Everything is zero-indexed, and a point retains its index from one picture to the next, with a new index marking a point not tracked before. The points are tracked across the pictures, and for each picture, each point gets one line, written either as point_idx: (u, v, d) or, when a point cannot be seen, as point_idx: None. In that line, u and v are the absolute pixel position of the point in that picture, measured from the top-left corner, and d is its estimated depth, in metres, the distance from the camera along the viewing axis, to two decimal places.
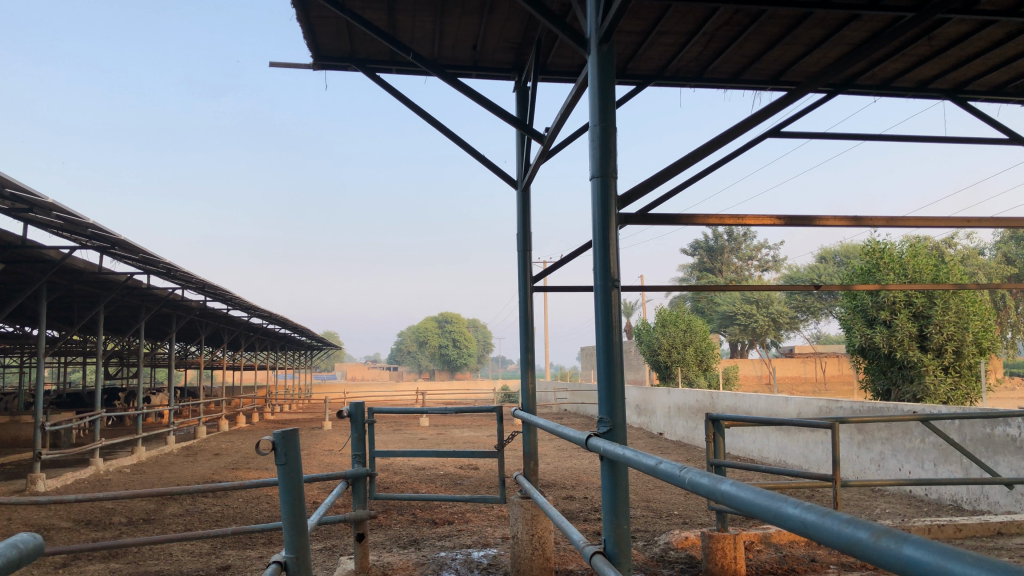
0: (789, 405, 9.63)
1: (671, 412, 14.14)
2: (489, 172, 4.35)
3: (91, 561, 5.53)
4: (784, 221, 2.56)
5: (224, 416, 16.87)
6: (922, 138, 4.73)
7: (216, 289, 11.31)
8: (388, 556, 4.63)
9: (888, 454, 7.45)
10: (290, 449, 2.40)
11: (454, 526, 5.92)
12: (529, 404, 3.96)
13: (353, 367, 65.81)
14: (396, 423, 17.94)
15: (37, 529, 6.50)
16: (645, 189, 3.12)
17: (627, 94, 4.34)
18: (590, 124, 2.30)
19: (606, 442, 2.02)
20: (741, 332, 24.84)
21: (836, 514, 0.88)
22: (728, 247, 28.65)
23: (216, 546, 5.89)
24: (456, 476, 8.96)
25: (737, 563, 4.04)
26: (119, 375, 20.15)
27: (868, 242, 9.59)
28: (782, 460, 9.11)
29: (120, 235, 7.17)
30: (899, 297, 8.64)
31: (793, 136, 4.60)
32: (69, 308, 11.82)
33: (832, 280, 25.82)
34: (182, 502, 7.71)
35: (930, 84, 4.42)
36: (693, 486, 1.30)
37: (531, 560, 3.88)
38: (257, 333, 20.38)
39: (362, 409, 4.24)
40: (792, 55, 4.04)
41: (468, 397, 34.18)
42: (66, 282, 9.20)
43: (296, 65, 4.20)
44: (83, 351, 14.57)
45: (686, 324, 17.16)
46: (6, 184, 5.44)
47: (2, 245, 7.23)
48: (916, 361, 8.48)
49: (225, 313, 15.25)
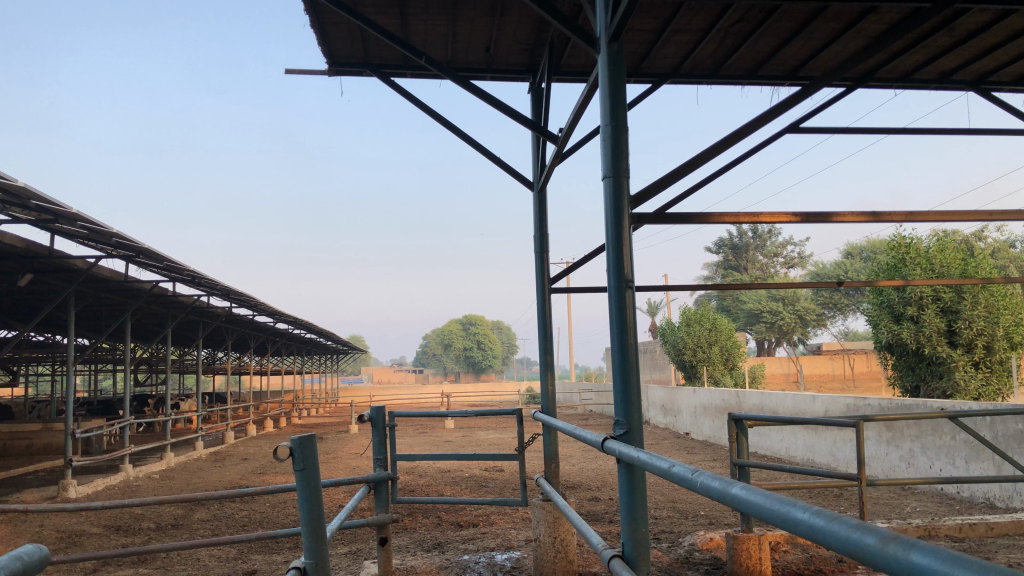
0: (815, 403, 9.53)
1: (697, 411, 14.04)
2: (505, 174, 4.34)
3: (121, 567, 5.59)
4: (800, 218, 2.53)
5: (251, 421, 17.01)
6: (944, 130, 4.65)
7: (240, 295, 11.42)
8: (412, 560, 4.63)
9: (919, 452, 7.34)
10: (308, 455, 2.40)
11: (479, 529, 5.92)
12: (549, 406, 3.94)
13: (379, 371, 66.09)
14: (421, 426, 17.98)
15: (68, 535, 6.59)
16: (661, 188, 3.10)
17: (642, 93, 4.31)
18: (602, 124, 2.29)
19: (621, 445, 2.00)
20: (767, 330, 24.63)
21: (845, 519, 0.85)
22: (753, 244, 28.40)
23: (243, 550, 5.94)
24: (480, 478, 8.96)
25: (764, 564, 3.99)
26: (149, 382, 20.41)
27: (894, 237, 9.48)
28: (810, 459, 9.01)
29: (144, 244, 7.26)
30: (926, 292, 8.52)
31: (813, 132, 4.55)
32: (97, 317, 11.99)
33: (859, 276, 25.51)
34: (210, 507, 7.78)
35: (952, 75, 4.35)
36: (704, 490, 1.27)
37: (554, 562, 3.86)
38: (283, 338, 20.56)
39: (383, 413, 4.25)
40: (809, 49, 4.00)
41: (493, 399, 34.18)
42: (94, 290, 9.33)
43: (312, 71, 4.23)
44: (112, 359, 14.77)
45: (710, 323, 17.04)
46: (32, 196, 5.53)
47: (30, 256, 7.35)
48: (945, 357, 8.34)
49: (250, 319, 15.39)
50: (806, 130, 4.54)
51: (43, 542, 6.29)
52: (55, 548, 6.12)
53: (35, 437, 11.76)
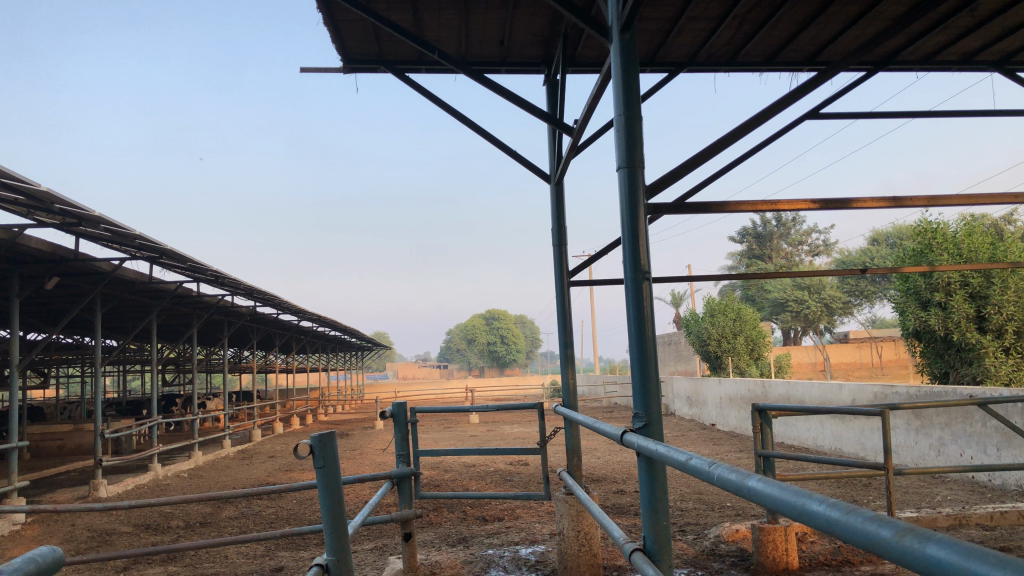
0: (842, 391, 9.43)
1: (722, 402, 13.96)
2: (521, 168, 4.32)
3: (151, 565, 5.66)
4: (819, 205, 2.49)
5: (277, 419, 17.14)
6: (968, 112, 4.57)
7: (264, 294, 11.49)
8: (437, 555, 4.64)
9: (948, 439, 7.25)
10: (328, 452, 2.40)
11: (504, 524, 5.92)
12: (570, 399, 3.93)
13: (404, 367, 66.37)
14: (446, 421, 18.02)
15: (99, 534, 6.68)
16: (678, 177, 3.06)
17: (659, 82, 4.27)
18: (615, 115, 2.26)
19: (640, 438, 1.98)
20: (793, 319, 24.42)
21: (860, 510, 0.83)
22: (777, 233, 28.12)
23: (270, 547, 5.98)
24: (505, 472, 8.96)
25: (790, 555, 3.96)
26: (177, 382, 20.64)
27: (920, 222, 9.35)
28: (838, 448, 8.91)
29: (167, 245, 7.33)
30: (954, 278, 8.40)
31: (834, 117, 4.48)
32: (124, 318, 12.14)
33: (885, 263, 25.18)
34: (238, 505, 7.85)
35: (976, 56, 4.26)
36: (721, 482, 1.25)
37: (578, 557, 3.85)
38: (307, 336, 20.70)
39: (405, 409, 4.25)
40: (828, 33, 3.94)
41: (518, 393, 34.16)
42: (119, 292, 9.45)
43: (327, 69, 4.23)
44: (139, 359, 14.94)
45: (735, 313, 16.91)
46: (55, 200, 5.59)
47: (56, 259, 7.45)
48: (975, 343, 8.21)
49: (274, 318, 15.51)
50: (827, 116, 4.47)
51: (75, 541, 6.38)
52: (87, 547, 6.21)
53: (66, 438, 11.94)
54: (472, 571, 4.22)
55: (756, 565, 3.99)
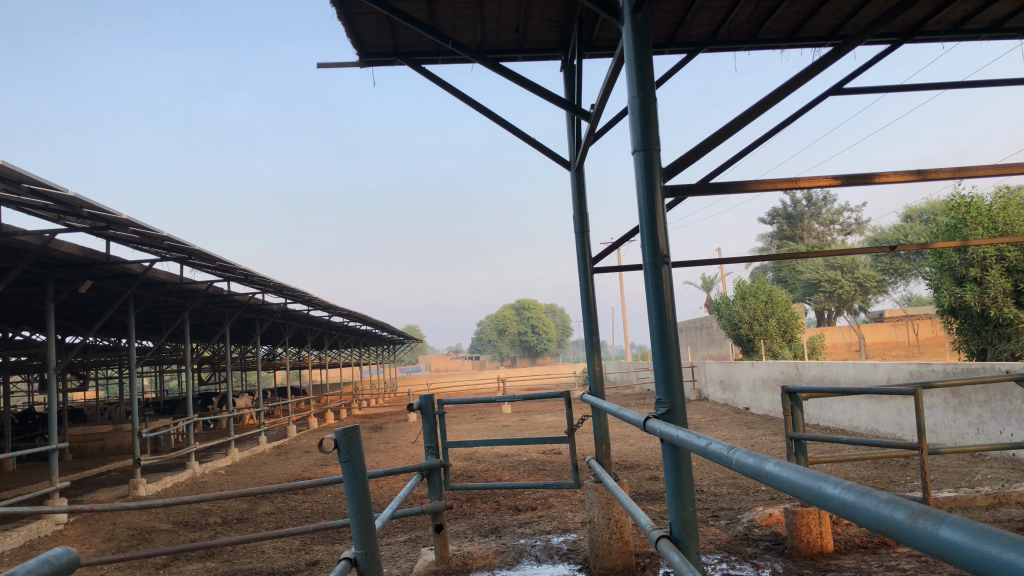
0: (878, 371, 9.29)
1: (756, 386, 13.83)
2: (541, 155, 4.29)
3: (189, 561, 5.74)
4: (842, 181, 2.44)
5: (312, 413, 17.31)
6: (997, 81, 4.46)
7: (293, 291, 11.58)
8: (469, 545, 4.65)
9: (988, 417, 7.12)
10: (353, 447, 2.41)
11: (536, 513, 5.92)
12: (597, 386, 3.90)
13: (435, 359, 66.74)
14: (479, 412, 18.07)
15: (139, 532, 6.80)
16: (697, 158, 3.01)
17: (679, 63, 4.20)
18: (630, 98, 2.23)
19: (663, 424, 1.95)
20: (826, 300, 24.12)
21: (876, 494, 0.81)
22: (808, 213, 27.71)
23: (306, 541, 6.04)
24: (538, 462, 8.96)
25: (825, 539, 3.91)
26: (213, 380, 20.92)
27: (953, 197, 9.17)
28: (874, 428, 8.79)
29: (195, 245, 7.40)
30: (989, 252, 8.23)
31: (859, 92, 4.39)
32: (158, 319, 12.31)
33: (919, 239, 24.70)
34: (274, 500, 7.94)
35: (1004, 23, 4.14)
36: (740, 467, 1.22)
37: (609, 544, 3.83)
38: (339, 331, 20.86)
39: (432, 401, 4.25)
40: (849, 6, 3.85)
41: (550, 382, 34.15)
42: (152, 293, 9.58)
43: (344, 64, 4.23)
44: (174, 359, 15.15)
45: (766, 295, 16.73)
46: (83, 204, 5.67)
47: (88, 263, 7.58)
48: (1013, 318, 8.03)
49: (305, 314, 15.63)
50: (852, 91, 4.38)
51: (116, 539, 6.49)
52: (128, 544, 6.32)
53: (106, 438, 12.17)
54: (504, 562, 4.22)
55: (791, 549, 3.94)
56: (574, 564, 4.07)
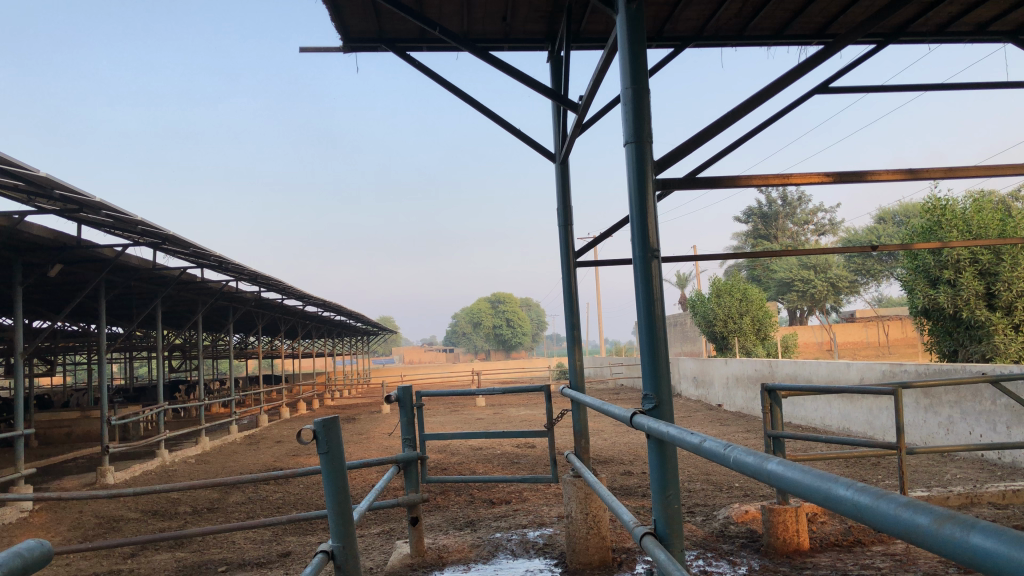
0: (851, 370, 9.37)
1: (729, 382, 13.91)
2: (526, 146, 4.24)
3: (157, 551, 5.64)
4: (834, 178, 2.42)
5: (284, 403, 17.17)
6: (980, 84, 4.48)
7: (268, 279, 11.44)
8: (444, 538, 4.61)
9: (958, 418, 7.20)
10: (332, 438, 2.36)
11: (511, 506, 5.89)
12: (577, 380, 3.87)
13: (409, 350, 66.62)
14: (452, 405, 18.02)
15: (107, 520, 6.68)
16: (687, 153, 2.99)
17: (666, 58, 4.18)
18: (623, 89, 2.19)
19: (650, 420, 1.93)
20: (799, 299, 24.30)
21: (893, 496, 0.78)
22: (783, 212, 27.94)
23: (278, 533, 5.97)
24: (513, 455, 8.94)
25: (801, 537, 3.92)
26: (183, 368, 20.63)
27: (929, 199, 9.25)
28: (846, 427, 8.87)
29: (169, 230, 7.27)
30: (964, 255, 8.31)
31: (844, 91, 4.40)
32: (129, 305, 12.12)
33: (891, 241, 25.00)
34: (245, 490, 7.84)
35: (988, 27, 4.17)
36: (738, 466, 1.20)
37: (587, 539, 3.81)
38: (313, 320, 20.72)
39: (410, 392, 4.20)
40: (837, 5, 3.85)
41: (524, 375, 34.16)
42: (124, 278, 9.40)
43: (327, 49, 4.15)
44: (144, 345, 14.92)
45: (741, 293, 16.80)
46: (54, 185, 5.54)
47: (58, 246, 7.41)
48: (984, 320, 8.14)
49: (279, 303, 15.48)
50: (837, 90, 4.39)
51: (83, 528, 6.39)
52: (95, 534, 6.20)
53: (73, 425, 11.97)
54: (480, 555, 4.18)
55: (767, 546, 3.95)
56: (551, 559, 4.04)
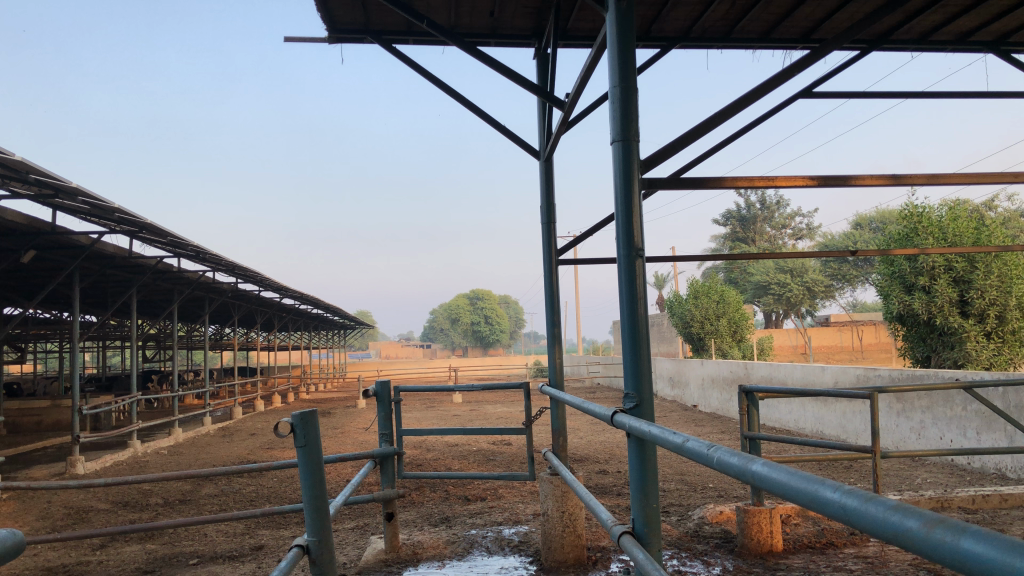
0: (825, 373, 9.45)
1: (704, 384, 13.99)
2: (511, 143, 4.22)
3: (127, 543, 5.58)
4: (818, 182, 2.43)
5: (259, 396, 17.05)
6: (961, 94, 4.53)
7: (246, 270, 11.34)
8: (419, 534, 4.59)
9: (929, 423, 7.28)
10: (310, 431, 2.33)
11: (486, 503, 5.88)
12: (557, 378, 3.87)
13: (385, 346, 66.30)
14: (428, 401, 17.97)
15: (76, 511, 6.59)
16: (672, 154, 3.00)
17: (652, 58, 4.19)
18: (611, 88, 2.19)
19: (632, 418, 1.92)
20: (775, 303, 24.48)
21: (881, 499, 0.78)
22: (761, 216, 28.13)
23: (250, 526, 5.93)
24: (488, 452, 8.93)
25: (775, 538, 3.95)
26: (157, 358, 20.44)
27: (906, 206, 9.34)
28: (820, 430, 8.95)
29: (147, 219, 7.18)
30: (939, 262, 8.39)
31: (827, 96, 4.43)
32: (103, 293, 11.97)
33: (867, 246, 25.24)
34: (218, 483, 7.77)
35: (970, 36, 4.22)
36: (722, 467, 1.20)
37: (562, 538, 3.81)
38: (290, 313, 20.58)
39: (388, 388, 4.17)
40: (823, 10, 3.87)
41: (501, 372, 34.19)
42: (99, 266, 9.28)
43: (312, 39, 4.11)
44: (118, 334, 14.75)
45: (718, 295, 16.90)
46: (31, 169, 5.46)
47: (32, 232, 7.29)
48: (957, 327, 8.24)
49: (256, 294, 15.36)
50: (820, 95, 4.42)
51: (51, 518, 6.30)
52: (63, 524, 6.12)
53: (43, 414, 11.80)
54: (455, 552, 4.17)
55: (741, 547, 3.98)
56: (526, 556, 4.04)
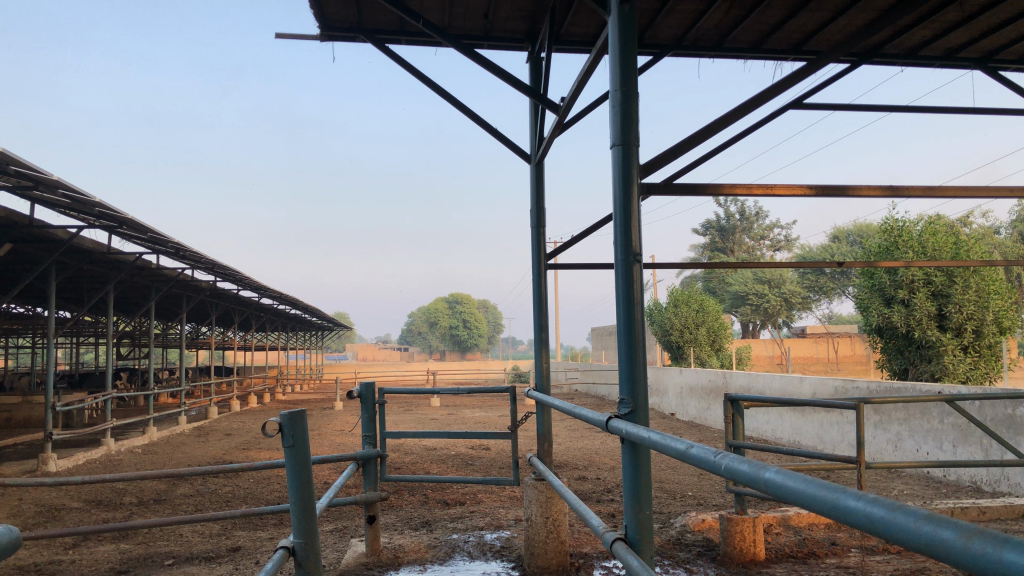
0: (803, 385, 9.50)
1: (682, 392, 14.04)
2: (501, 145, 4.19)
3: (101, 542, 5.49)
4: (815, 192, 2.43)
5: (234, 396, 16.90)
6: (948, 109, 4.57)
7: (226, 268, 11.24)
8: (399, 538, 4.56)
9: (906, 435, 7.34)
10: (298, 430, 2.28)
11: (466, 508, 5.85)
12: (543, 383, 3.84)
13: (363, 348, 66.24)
14: (405, 404, 17.90)
15: (47, 509, 6.49)
16: (665, 162, 2.99)
17: (645, 64, 4.20)
18: (611, 91, 2.18)
19: (628, 423, 1.90)
20: (752, 313, 24.60)
21: (910, 509, 0.77)
22: (740, 226, 28.34)
23: (227, 527, 5.86)
24: (467, 456, 8.90)
25: (757, 547, 3.96)
26: (132, 355, 20.20)
27: (886, 220, 9.40)
28: (797, 441, 9.00)
29: (128, 214, 7.09)
30: (918, 276, 8.47)
31: (817, 108, 4.46)
32: (80, 288, 11.81)
33: (844, 258, 25.48)
34: (193, 482, 7.68)
35: (958, 52, 4.26)
36: (729, 473, 1.18)
37: (546, 543, 3.78)
38: (267, 313, 20.42)
39: (373, 389, 4.12)
40: (814, 22, 3.89)
41: (479, 376, 34.24)
42: (76, 262, 9.15)
43: (303, 36, 4.07)
44: (92, 330, 14.55)
45: (697, 304, 16.98)
46: (11, 161, 5.37)
47: (9, 224, 7.16)
48: (935, 341, 8.32)
49: (234, 293, 15.24)
50: (810, 105, 4.44)
51: (22, 516, 6.19)
52: (35, 522, 6.02)
53: (14, 410, 11.60)
54: (436, 556, 4.14)
55: (723, 555, 3.98)
56: (508, 562, 4.01)
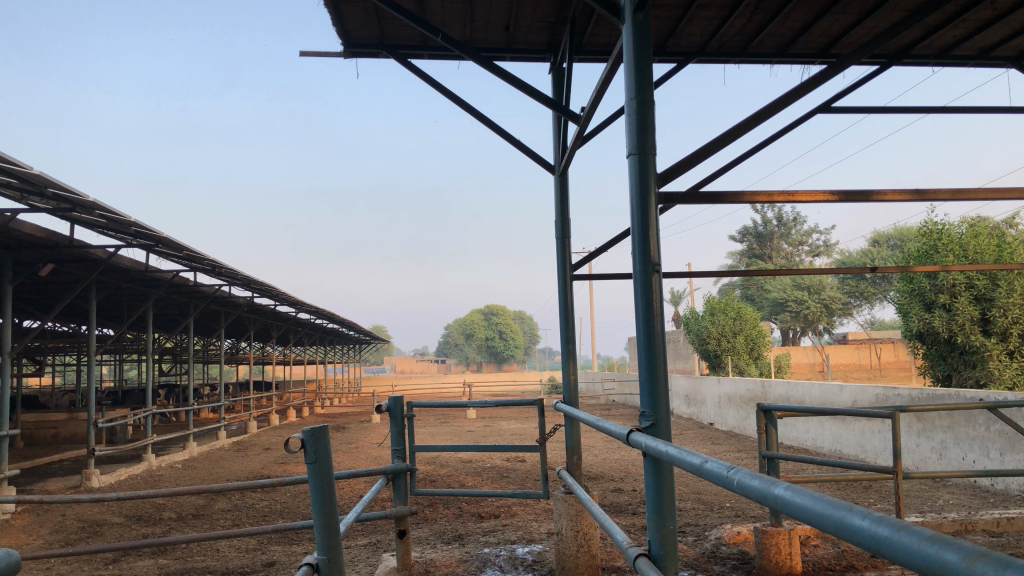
0: (844, 393, 9.32)
1: (721, 402, 13.86)
2: (524, 156, 4.18)
3: (140, 557, 5.57)
4: (838, 197, 2.37)
5: (274, 410, 17.06)
6: (982, 109, 4.46)
7: (261, 285, 11.38)
8: (431, 552, 4.55)
9: (950, 443, 7.16)
10: (320, 447, 2.28)
11: (499, 521, 5.82)
12: (571, 395, 3.81)
13: (402, 361, 66.58)
14: (443, 416, 17.93)
15: (89, 525, 6.60)
16: (687, 170, 2.95)
17: (668, 72, 4.17)
18: (627, 101, 2.16)
19: (648, 437, 1.86)
20: (792, 320, 24.24)
21: (914, 529, 0.74)
22: (777, 232, 27.96)
23: (263, 542, 5.90)
24: (503, 469, 8.87)
25: (793, 560, 3.88)
26: (173, 371, 20.53)
27: (925, 223, 9.22)
28: (838, 450, 8.83)
29: (163, 233, 7.21)
30: (959, 280, 8.29)
31: (846, 111, 4.38)
32: (120, 306, 12.03)
33: (886, 263, 25.00)
34: (231, 497, 7.75)
35: (992, 51, 4.16)
36: (741, 488, 1.15)
37: (576, 558, 3.75)
38: (305, 328, 20.63)
39: (401, 402, 4.12)
40: (840, 25, 3.83)
41: (516, 387, 34.19)
42: (116, 280, 9.33)
43: (327, 53, 4.11)
44: (133, 347, 14.80)
45: (734, 312, 16.77)
46: (48, 183, 5.49)
47: (49, 245, 7.32)
48: (979, 346, 8.11)
49: (271, 309, 15.41)
50: (839, 110, 4.36)
51: (65, 531, 6.30)
52: (77, 538, 6.11)
53: (60, 426, 11.85)
54: (467, 570, 4.12)
55: (759, 569, 3.91)
56: None
